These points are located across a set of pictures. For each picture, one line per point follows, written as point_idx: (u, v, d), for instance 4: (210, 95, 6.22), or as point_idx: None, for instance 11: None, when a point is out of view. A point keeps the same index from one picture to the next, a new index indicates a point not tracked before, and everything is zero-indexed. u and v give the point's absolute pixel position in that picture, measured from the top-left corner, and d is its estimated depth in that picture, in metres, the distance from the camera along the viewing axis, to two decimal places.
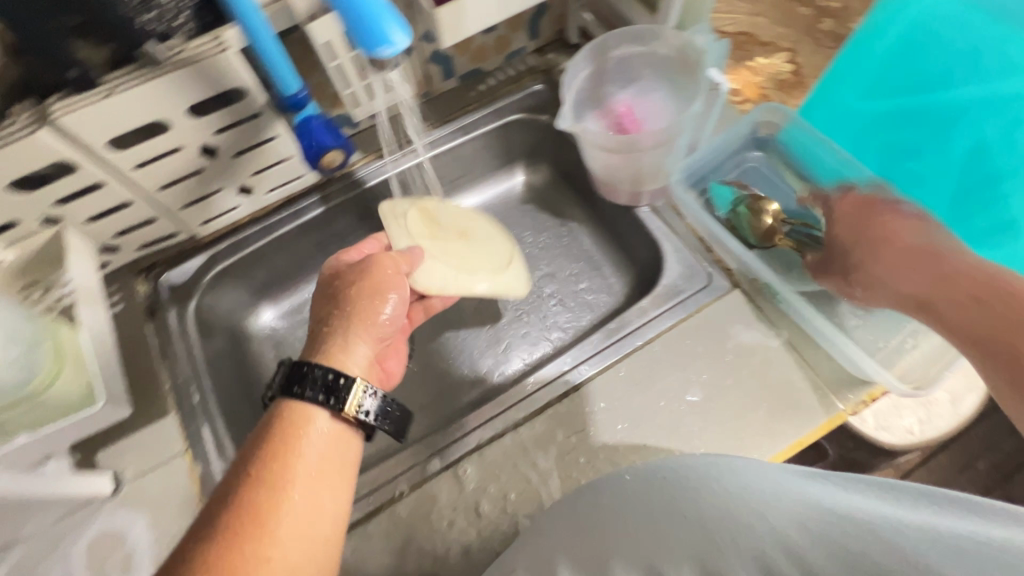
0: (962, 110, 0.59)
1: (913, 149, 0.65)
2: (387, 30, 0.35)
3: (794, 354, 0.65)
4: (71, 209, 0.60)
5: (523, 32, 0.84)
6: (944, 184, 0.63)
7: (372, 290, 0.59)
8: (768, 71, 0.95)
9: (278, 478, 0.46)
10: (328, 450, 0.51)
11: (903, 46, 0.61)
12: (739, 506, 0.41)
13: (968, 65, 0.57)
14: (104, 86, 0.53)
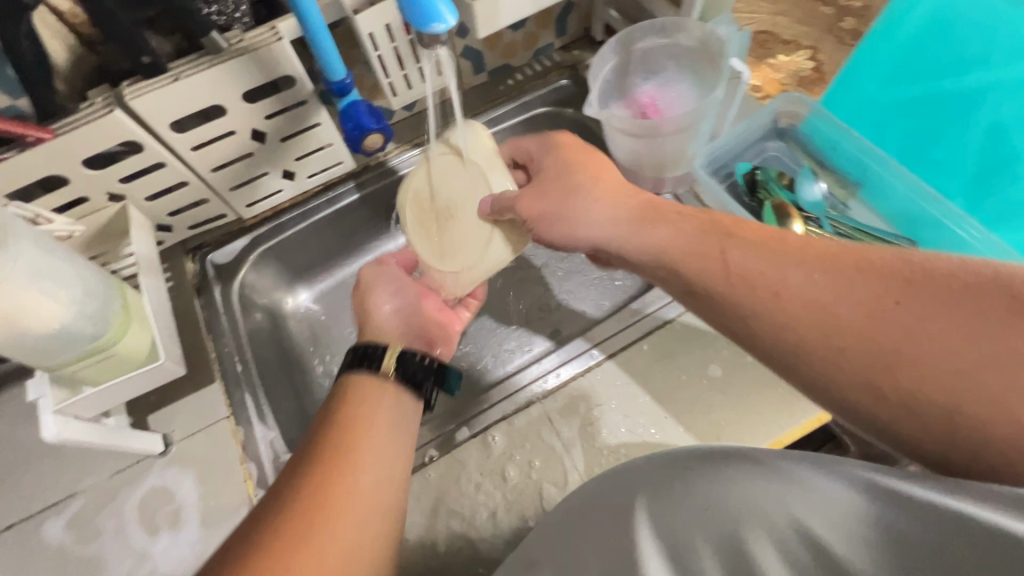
0: (978, 94, 0.62)
1: (930, 136, 0.66)
2: (437, 9, 0.39)
3: None
4: (134, 187, 0.65)
5: (551, 29, 0.88)
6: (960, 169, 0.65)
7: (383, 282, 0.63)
8: (789, 68, 0.98)
9: (335, 471, 0.45)
10: (379, 452, 0.49)
11: (919, 36, 0.63)
12: (759, 501, 0.32)
13: (981, 51, 0.61)
14: (172, 72, 0.58)
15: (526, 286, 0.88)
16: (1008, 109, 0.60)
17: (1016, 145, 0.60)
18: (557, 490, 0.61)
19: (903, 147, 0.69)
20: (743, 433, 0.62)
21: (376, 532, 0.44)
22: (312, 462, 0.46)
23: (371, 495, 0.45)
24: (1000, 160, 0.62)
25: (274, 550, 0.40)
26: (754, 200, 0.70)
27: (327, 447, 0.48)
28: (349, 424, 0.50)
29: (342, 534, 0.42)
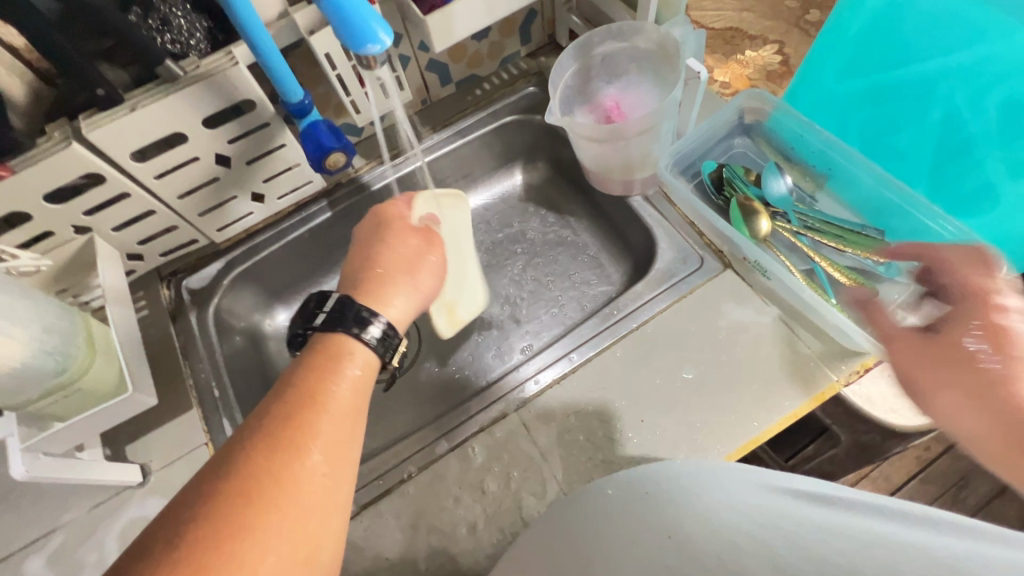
0: (933, 82, 0.61)
1: (891, 126, 0.66)
2: (373, 29, 0.40)
3: (786, 328, 0.67)
4: (99, 218, 0.65)
5: (515, 37, 0.88)
6: (922, 159, 0.65)
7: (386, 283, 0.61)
8: (756, 63, 0.99)
9: (286, 473, 0.42)
10: (340, 436, 0.47)
11: (877, 22, 0.62)
12: (721, 521, 0.39)
13: (932, 40, 0.60)
14: (128, 102, 0.58)
15: (505, 293, 0.88)
16: (970, 97, 0.59)
17: (974, 130, 0.60)
18: (536, 500, 0.60)
19: (870, 137, 0.69)
20: (719, 431, 0.62)
21: (330, 504, 0.44)
22: (262, 452, 0.43)
23: (323, 495, 0.43)
24: (966, 153, 0.61)
25: (215, 559, 0.37)
26: (722, 199, 0.71)
27: (276, 440, 0.44)
28: (304, 404, 0.47)
29: (292, 545, 0.41)
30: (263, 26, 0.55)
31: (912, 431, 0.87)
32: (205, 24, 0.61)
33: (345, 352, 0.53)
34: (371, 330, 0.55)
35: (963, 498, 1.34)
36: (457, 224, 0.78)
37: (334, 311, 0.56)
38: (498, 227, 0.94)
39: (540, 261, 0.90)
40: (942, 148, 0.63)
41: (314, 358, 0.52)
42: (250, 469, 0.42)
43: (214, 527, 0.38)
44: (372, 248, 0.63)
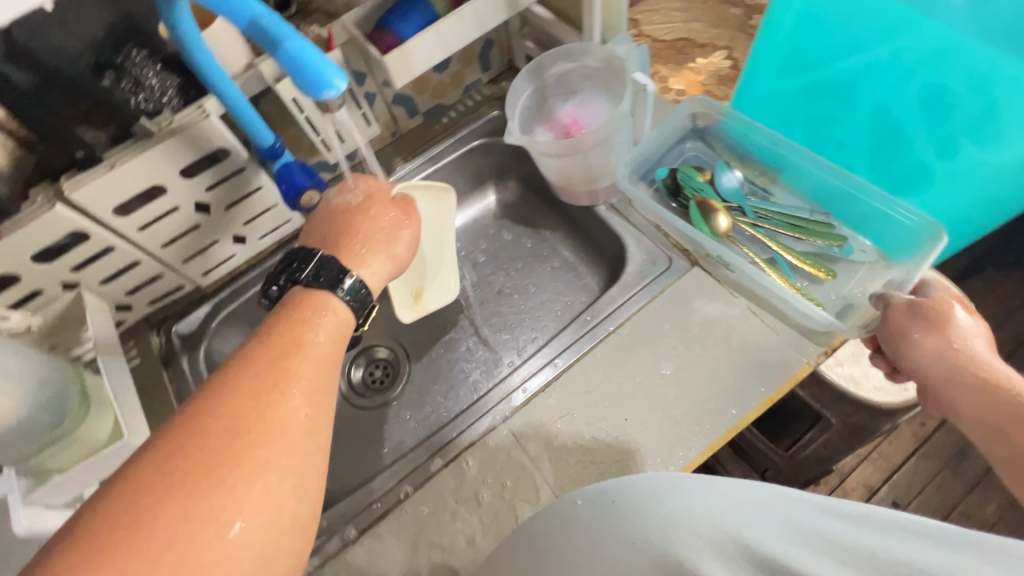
0: (860, 75, 0.65)
1: (830, 117, 0.70)
2: (327, 76, 0.42)
3: (756, 317, 0.69)
4: (86, 273, 0.67)
5: (475, 65, 0.93)
6: (860, 145, 0.69)
7: (355, 237, 0.59)
8: (708, 69, 1.04)
9: (270, 412, 0.44)
10: (318, 378, 0.48)
11: (804, 24, 0.66)
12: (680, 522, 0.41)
13: (855, 38, 0.63)
14: (107, 160, 0.61)
15: (488, 310, 0.91)
16: (893, 91, 0.63)
17: (900, 117, 0.64)
18: (531, 506, 0.62)
19: (812, 130, 0.73)
20: (700, 422, 0.64)
21: (306, 448, 0.45)
22: (241, 395, 0.45)
23: (303, 435, 0.45)
24: (897, 142, 0.65)
25: (206, 487, 0.40)
26: (680, 203, 0.75)
27: (259, 384, 0.46)
28: (282, 350, 0.48)
29: (280, 474, 0.43)
30: (230, 79, 0.58)
31: (895, 408, 0.89)
32: (176, 81, 0.64)
33: (324, 308, 0.53)
34: (346, 286, 0.55)
35: (962, 471, 1.35)
36: (438, 219, 0.79)
37: (310, 268, 0.55)
38: (476, 247, 0.97)
39: (520, 276, 0.93)
40: (876, 135, 0.67)
41: (292, 308, 0.52)
42: (235, 409, 0.44)
43: (200, 462, 0.41)
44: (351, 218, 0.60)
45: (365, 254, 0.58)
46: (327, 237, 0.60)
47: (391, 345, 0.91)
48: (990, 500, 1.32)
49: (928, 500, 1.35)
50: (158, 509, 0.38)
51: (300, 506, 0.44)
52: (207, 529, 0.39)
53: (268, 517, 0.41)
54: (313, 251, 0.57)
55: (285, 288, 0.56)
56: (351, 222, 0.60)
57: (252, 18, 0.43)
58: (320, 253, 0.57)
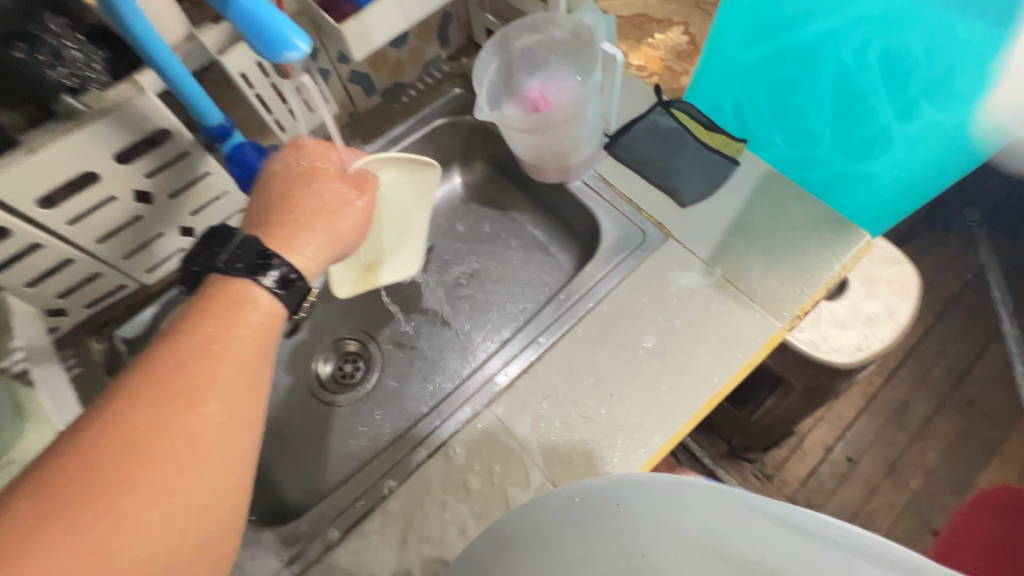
0: (818, 42, 0.66)
1: (793, 84, 0.71)
2: (289, 35, 0.38)
3: (730, 286, 0.70)
4: (11, 274, 0.60)
5: (433, 40, 0.89)
6: (824, 111, 0.70)
7: (286, 218, 0.53)
8: (666, 45, 1.05)
9: (175, 425, 0.41)
10: (236, 380, 0.45)
11: None
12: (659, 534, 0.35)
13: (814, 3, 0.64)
14: (25, 146, 0.54)
15: (460, 294, 0.88)
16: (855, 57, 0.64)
17: (863, 81, 0.65)
18: (521, 489, 0.61)
19: (775, 102, 0.74)
20: (683, 391, 0.65)
21: (221, 458, 0.42)
22: (145, 408, 0.41)
23: (217, 447, 0.42)
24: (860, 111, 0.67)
25: (95, 511, 0.36)
26: None
27: (165, 393, 0.42)
28: (192, 354, 0.44)
29: (185, 492, 0.40)
30: (166, 44, 0.52)
31: (853, 367, 0.94)
32: (102, 54, 0.57)
33: (243, 303, 0.48)
34: (273, 276, 0.49)
35: (905, 422, 1.45)
36: (408, 194, 0.71)
37: (231, 251, 0.49)
38: (445, 230, 0.94)
39: (490, 259, 0.91)
40: (839, 100, 0.68)
41: (209, 303, 0.48)
42: (133, 423, 0.40)
43: (89, 483, 0.37)
44: (286, 191, 0.55)
45: (305, 238, 0.53)
46: (266, 215, 0.54)
47: (360, 337, 0.88)
48: (930, 447, 1.43)
49: (878, 452, 1.44)
50: (41, 538, 0.35)
51: (214, 520, 0.41)
52: (99, 558, 0.36)
53: (170, 539, 0.39)
54: (233, 231, 0.51)
55: (205, 270, 0.50)
56: (289, 197, 0.54)
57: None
58: (240, 232, 0.51)
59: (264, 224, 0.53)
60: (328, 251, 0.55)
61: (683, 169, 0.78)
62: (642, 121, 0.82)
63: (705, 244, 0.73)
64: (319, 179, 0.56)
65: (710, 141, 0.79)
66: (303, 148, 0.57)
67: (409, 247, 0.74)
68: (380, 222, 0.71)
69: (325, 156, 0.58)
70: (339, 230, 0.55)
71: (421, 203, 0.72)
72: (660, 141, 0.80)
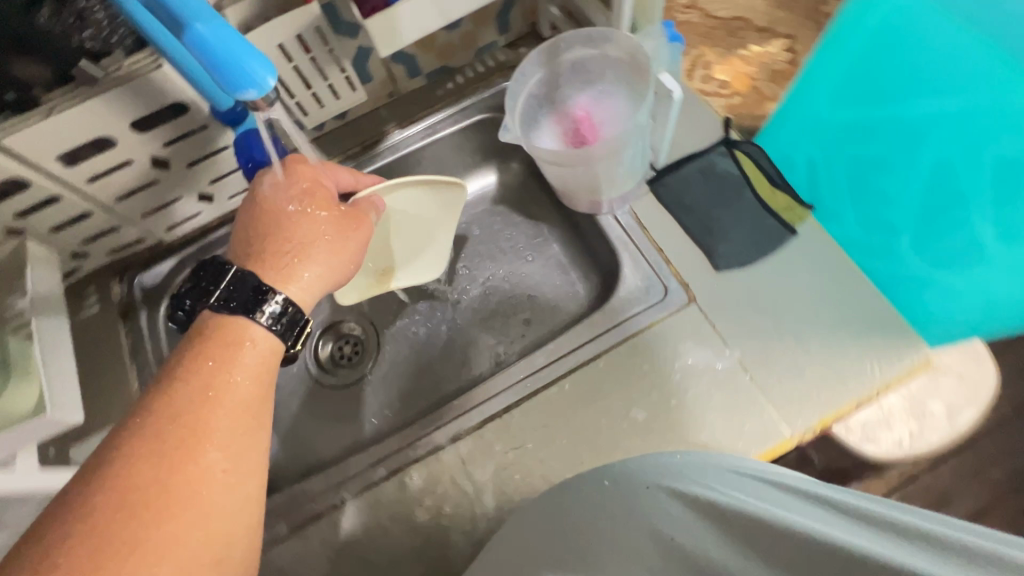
0: (923, 122, 0.58)
1: (880, 163, 0.63)
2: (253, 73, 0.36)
3: (746, 376, 0.63)
4: (33, 220, 0.62)
5: (491, 26, 0.81)
6: (908, 201, 0.61)
7: (275, 232, 0.52)
8: (761, 61, 0.93)
9: (179, 478, 0.41)
10: (236, 423, 0.45)
11: (877, 44, 0.59)
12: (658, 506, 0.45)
13: (931, 76, 0.56)
14: (43, 106, 0.54)
15: (468, 304, 0.86)
16: (965, 149, 0.56)
17: (964, 180, 0.57)
18: (464, 538, 0.60)
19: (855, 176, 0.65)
20: None
21: (233, 509, 0.43)
22: (143, 459, 0.41)
23: (224, 496, 0.42)
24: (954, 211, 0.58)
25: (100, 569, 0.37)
26: None
27: (165, 444, 0.42)
28: (192, 401, 0.44)
29: (194, 548, 0.40)
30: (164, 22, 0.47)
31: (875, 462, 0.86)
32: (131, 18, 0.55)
33: (238, 341, 0.48)
34: (271, 311, 0.49)
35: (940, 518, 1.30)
36: (420, 210, 0.66)
37: (229, 286, 0.49)
38: (467, 230, 0.90)
39: (503, 271, 0.87)
40: (929, 193, 0.60)
41: (204, 345, 0.47)
42: (134, 479, 0.40)
43: (96, 540, 0.37)
44: (277, 219, 0.52)
45: (303, 266, 0.51)
46: (258, 232, 0.52)
47: (362, 323, 0.87)
48: None
49: None
50: None
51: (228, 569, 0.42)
52: None
53: None
54: (225, 265, 0.50)
55: (196, 306, 0.50)
56: (283, 223, 0.52)
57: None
58: (232, 266, 0.50)
59: (257, 253, 0.51)
60: (328, 277, 0.53)
61: (726, 228, 0.69)
62: (698, 160, 0.72)
63: (730, 320, 0.65)
64: (313, 206, 0.53)
65: (771, 200, 0.69)
66: (291, 167, 0.54)
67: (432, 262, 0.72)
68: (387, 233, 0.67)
69: (316, 177, 0.54)
70: (340, 254, 0.53)
71: (446, 211, 0.68)
72: (712, 188, 0.71)
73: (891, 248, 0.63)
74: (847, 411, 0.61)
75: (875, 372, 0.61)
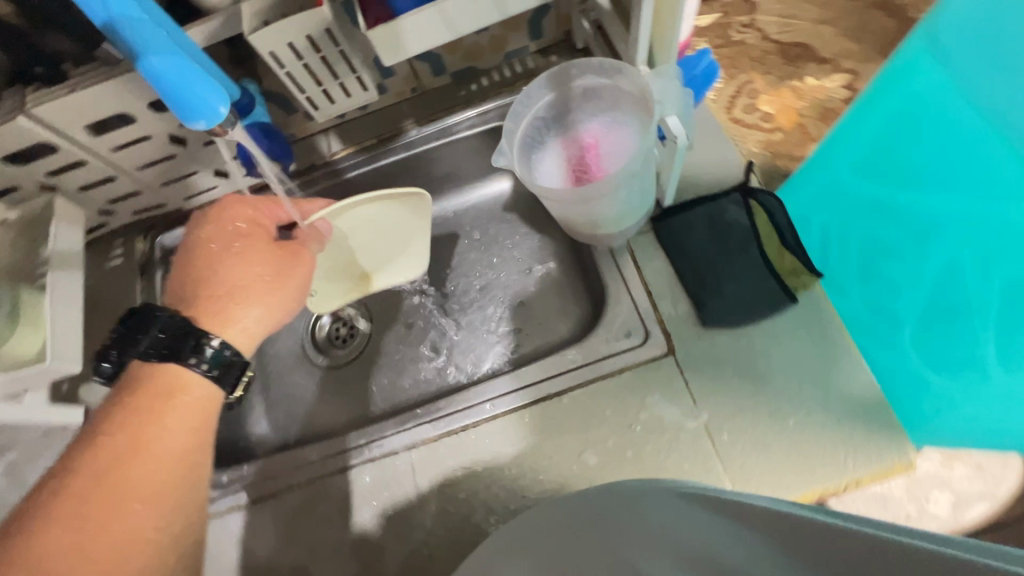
0: (936, 215, 0.54)
1: (889, 245, 0.60)
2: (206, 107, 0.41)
3: (708, 442, 0.60)
4: (62, 179, 0.68)
5: (522, 31, 0.79)
6: (912, 294, 0.57)
7: (231, 255, 0.53)
8: (814, 95, 0.86)
9: (100, 541, 0.43)
10: (166, 475, 0.47)
11: (906, 120, 0.54)
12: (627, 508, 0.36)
13: (949, 171, 0.51)
14: (70, 81, 0.58)
15: (461, 309, 0.86)
16: (970, 247, 0.51)
17: (964, 291, 0.52)
18: (399, 543, 0.62)
19: (866, 253, 0.62)
20: None
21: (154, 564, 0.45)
22: (67, 515, 0.42)
23: (147, 556, 0.44)
24: (954, 310, 0.53)
25: None
26: None
27: (91, 497, 0.43)
28: (117, 460, 0.45)
29: None
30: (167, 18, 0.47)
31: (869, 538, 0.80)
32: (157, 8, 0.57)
33: (172, 391, 0.49)
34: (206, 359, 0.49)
35: None
36: (390, 219, 0.67)
37: (164, 335, 0.49)
38: (472, 235, 0.90)
39: (498, 280, 0.86)
40: (932, 292, 0.55)
41: (133, 399, 0.48)
42: (56, 540, 0.42)
43: None
44: (211, 261, 0.52)
45: (243, 309, 0.52)
46: (207, 265, 0.52)
47: (359, 309, 0.90)
48: None
49: None
50: None
51: None
52: None
53: None
54: (153, 313, 0.50)
55: (124, 358, 0.50)
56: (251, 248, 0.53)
57: (108, 21, 0.39)
58: (161, 312, 0.50)
59: (190, 302, 0.51)
60: (269, 316, 0.54)
61: (723, 283, 0.65)
62: (709, 205, 0.68)
63: (705, 380, 0.63)
64: (247, 246, 0.53)
65: (778, 261, 0.65)
66: (225, 209, 0.55)
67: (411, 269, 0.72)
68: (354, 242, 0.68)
69: (248, 218, 0.55)
70: (280, 291, 0.54)
71: (420, 222, 0.68)
72: (718, 237, 0.67)
73: (889, 337, 0.59)
74: (807, 500, 0.58)
75: (846, 467, 0.57)
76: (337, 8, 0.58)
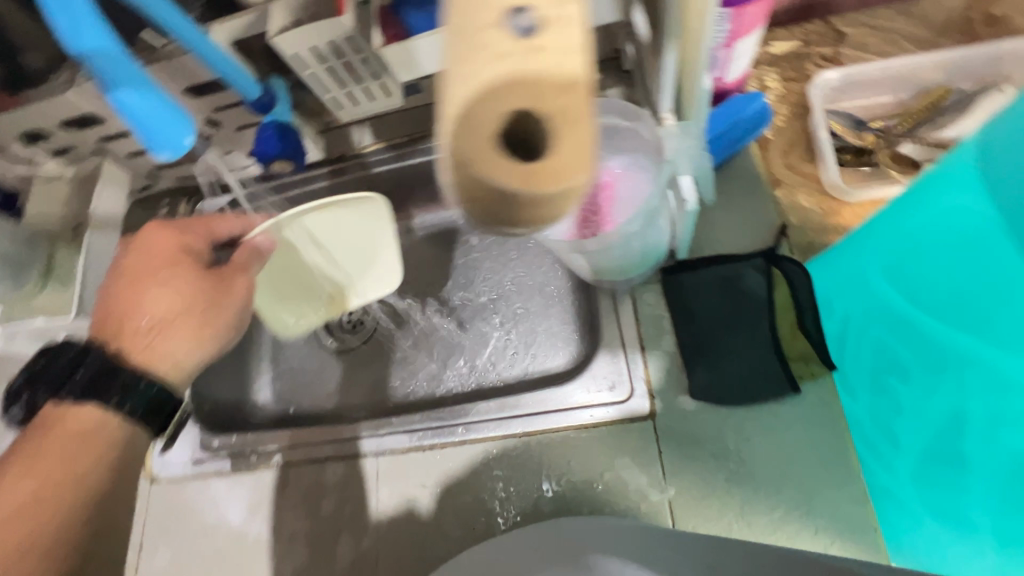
0: (955, 359, 0.42)
1: (903, 367, 0.49)
2: (166, 139, 0.42)
3: (667, 518, 0.58)
4: (112, 145, 0.72)
5: None
6: (919, 430, 0.48)
7: (175, 284, 0.54)
8: None
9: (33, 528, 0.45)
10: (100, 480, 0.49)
11: (942, 239, 0.41)
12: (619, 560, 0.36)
13: (980, 318, 0.39)
14: None
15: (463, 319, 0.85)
16: (981, 413, 0.41)
17: (965, 451, 0.43)
18: (350, 544, 0.66)
19: (881, 363, 0.52)
20: None
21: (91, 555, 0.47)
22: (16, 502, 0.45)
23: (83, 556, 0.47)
24: (956, 467, 0.45)
25: None
26: None
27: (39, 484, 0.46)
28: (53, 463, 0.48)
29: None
30: (180, 18, 0.49)
31: None
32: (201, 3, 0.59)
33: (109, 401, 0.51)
34: (125, 398, 0.51)
35: None
36: (355, 226, 0.69)
37: (86, 371, 0.51)
38: (488, 245, 0.88)
39: (506, 297, 0.85)
40: (938, 438, 0.46)
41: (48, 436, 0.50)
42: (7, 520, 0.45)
43: None
44: (141, 290, 0.53)
45: (174, 339, 0.53)
46: (138, 296, 0.53)
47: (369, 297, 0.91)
48: None
49: None
50: None
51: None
52: None
53: None
54: (75, 350, 0.52)
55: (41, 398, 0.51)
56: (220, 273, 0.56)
57: (83, 52, 0.40)
58: (83, 347, 0.52)
59: (117, 334, 0.53)
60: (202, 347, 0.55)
61: (721, 355, 0.60)
62: (724, 266, 0.63)
63: (679, 452, 0.59)
64: (178, 275, 0.54)
65: (788, 344, 0.61)
66: (154, 236, 0.55)
67: (390, 276, 0.75)
68: (320, 253, 0.71)
69: (180, 243, 0.56)
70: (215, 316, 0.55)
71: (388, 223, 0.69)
72: (730, 305, 0.62)
73: (890, 458, 0.52)
74: None
75: None
76: (363, 17, 0.57)
